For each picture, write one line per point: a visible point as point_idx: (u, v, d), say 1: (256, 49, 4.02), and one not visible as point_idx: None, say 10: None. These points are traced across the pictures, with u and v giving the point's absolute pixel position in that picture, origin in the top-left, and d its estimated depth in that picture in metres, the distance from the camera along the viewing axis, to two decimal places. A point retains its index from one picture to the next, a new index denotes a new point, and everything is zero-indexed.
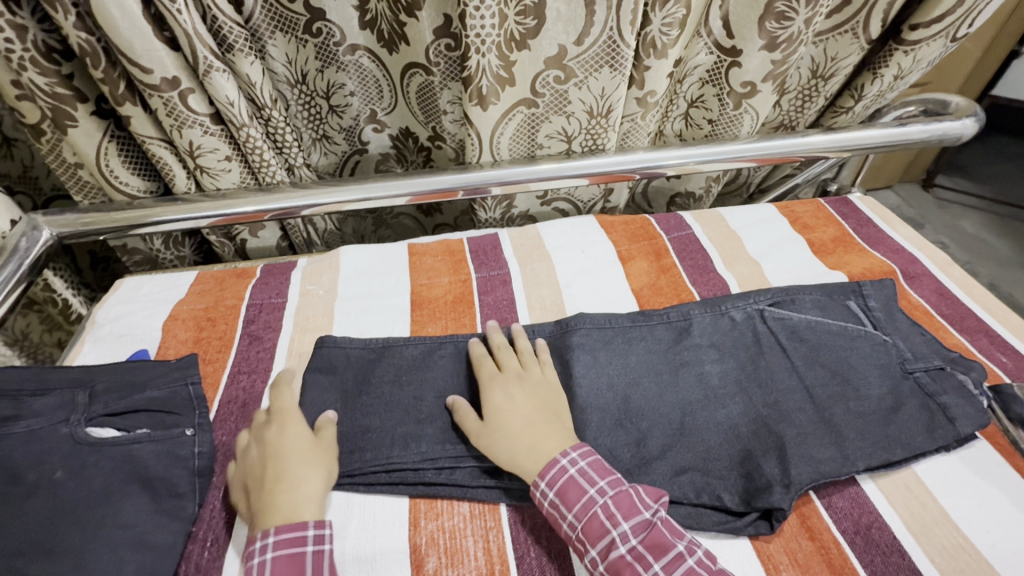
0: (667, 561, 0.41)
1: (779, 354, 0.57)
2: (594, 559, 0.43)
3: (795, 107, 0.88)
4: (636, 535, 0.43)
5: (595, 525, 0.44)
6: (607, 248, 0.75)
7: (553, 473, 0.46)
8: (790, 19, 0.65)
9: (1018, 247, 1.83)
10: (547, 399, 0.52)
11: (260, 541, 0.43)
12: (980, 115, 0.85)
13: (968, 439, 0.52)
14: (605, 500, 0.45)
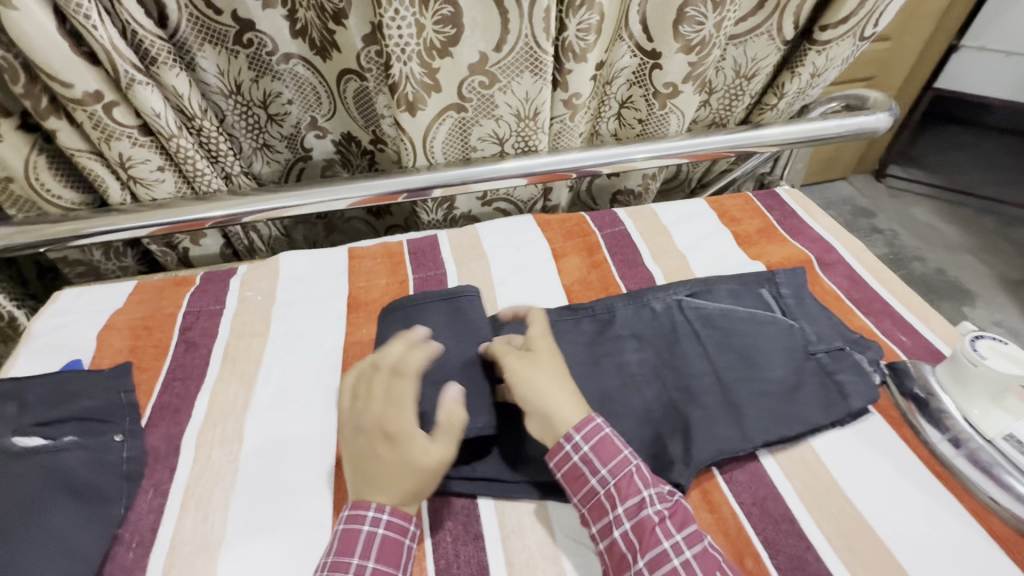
0: (690, 532, 0.44)
1: (693, 341, 0.60)
2: (620, 516, 0.45)
3: (724, 105, 0.91)
4: (663, 502, 0.46)
5: (625, 485, 0.46)
6: (541, 246, 0.78)
7: (591, 430, 0.48)
8: (701, 23, 0.69)
9: (963, 233, 1.91)
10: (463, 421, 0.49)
11: (373, 512, 0.45)
12: (895, 109, 0.90)
13: (862, 414, 0.56)
14: (636, 463, 0.47)
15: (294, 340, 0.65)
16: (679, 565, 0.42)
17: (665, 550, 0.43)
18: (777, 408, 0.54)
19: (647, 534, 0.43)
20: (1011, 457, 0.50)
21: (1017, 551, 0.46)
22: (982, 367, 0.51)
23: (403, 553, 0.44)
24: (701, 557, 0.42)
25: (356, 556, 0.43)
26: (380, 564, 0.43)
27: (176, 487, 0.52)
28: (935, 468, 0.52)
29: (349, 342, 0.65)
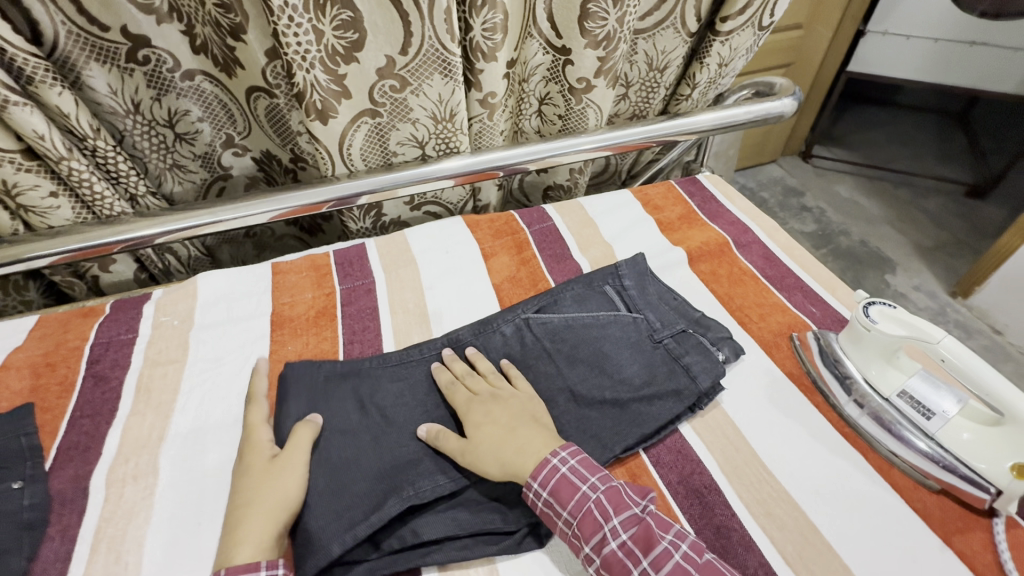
0: (655, 554, 0.44)
1: (545, 359, 0.61)
2: (589, 555, 0.45)
3: (642, 98, 0.94)
4: (627, 530, 0.45)
5: (587, 523, 0.46)
6: (470, 247, 0.79)
7: (546, 474, 0.48)
8: (604, 19, 0.70)
9: (883, 206, 2.05)
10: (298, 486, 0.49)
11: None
12: (800, 94, 0.95)
13: (713, 395, 0.58)
14: (597, 496, 0.47)
15: (215, 363, 0.63)
16: None
17: None
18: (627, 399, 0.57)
19: (616, 567, 0.44)
20: (907, 413, 0.53)
21: (914, 498, 0.50)
22: (873, 331, 0.54)
23: None
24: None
25: None
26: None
27: (86, 530, 0.49)
28: (843, 429, 0.55)
29: (273, 361, 0.63)
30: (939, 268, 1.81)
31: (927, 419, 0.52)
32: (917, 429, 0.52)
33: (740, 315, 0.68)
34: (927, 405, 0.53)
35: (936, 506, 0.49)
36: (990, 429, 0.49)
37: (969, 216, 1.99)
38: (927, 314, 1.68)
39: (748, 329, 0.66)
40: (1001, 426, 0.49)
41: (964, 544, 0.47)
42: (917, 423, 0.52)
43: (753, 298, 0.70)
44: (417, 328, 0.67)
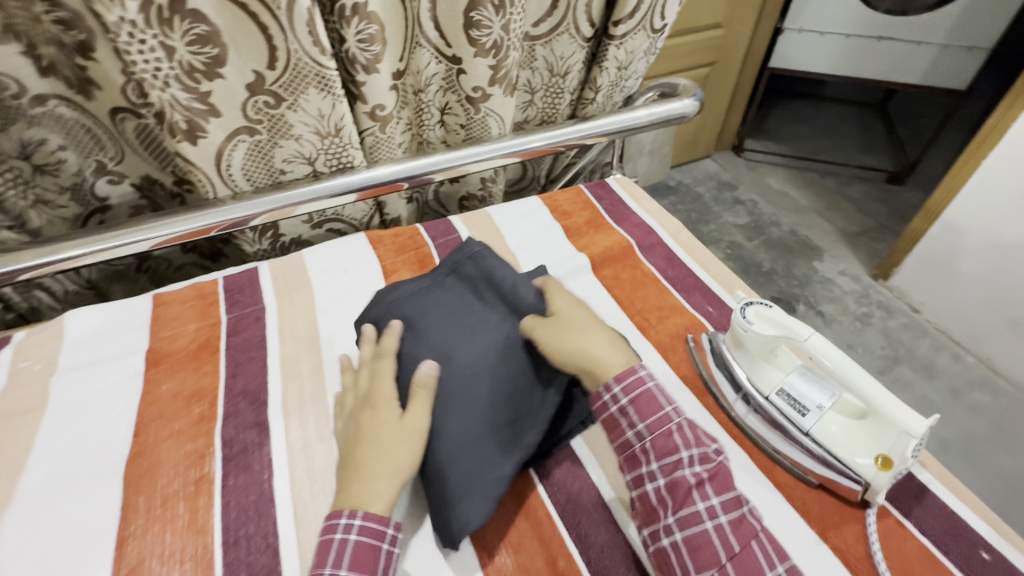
0: (727, 498, 0.46)
1: None
2: (656, 471, 0.47)
3: (548, 103, 0.93)
4: (704, 465, 0.47)
5: (664, 441, 0.47)
6: (370, 265, 0.76)
7: (632, 383, 0.49)
8: (487, 27, 0.69)
9: (810, 196, 2.13)
10: (399, 454, 0.48)
11: (346, 519, 0.45)
12: (701, 95, 0.96)
13: None
14: (680, 421, 0.48)
15: (78, 410, 0.58)
16: (710, 527, 0.44)
17: (699, 512, 0.45)
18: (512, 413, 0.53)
19: (681, 494, 0.46)
20: (785, 411, 0.53)
21: (794, 495, 0.50)
22: (750, 332, 0.55)
23: (377, 561, 0.44)
24: (734, 523, 0.45)
25: (328, 567, 0.43)
26: None
27: None
28: (733, 431, 0.56)
29: (144, 403, 0.58)
30: (862, 253, 1.89)
31: (802, 416, 0.52)
32: (795, 427, 0.52)
33: (639, 320, 0.68)
34: (802, 401, 0.53)
35: (814, 503, 0.50)
36: (855, 423, 0.50)
37: (887, 202, 2.09)
38: (852, 297, 1.73)
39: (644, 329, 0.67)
40: (867, 419, 0.50)
41: (838, 540, 0.48)
42: (794, 420, 0.53)
43: (654, 300, 0.71)
44: (307, 356, 0.64)
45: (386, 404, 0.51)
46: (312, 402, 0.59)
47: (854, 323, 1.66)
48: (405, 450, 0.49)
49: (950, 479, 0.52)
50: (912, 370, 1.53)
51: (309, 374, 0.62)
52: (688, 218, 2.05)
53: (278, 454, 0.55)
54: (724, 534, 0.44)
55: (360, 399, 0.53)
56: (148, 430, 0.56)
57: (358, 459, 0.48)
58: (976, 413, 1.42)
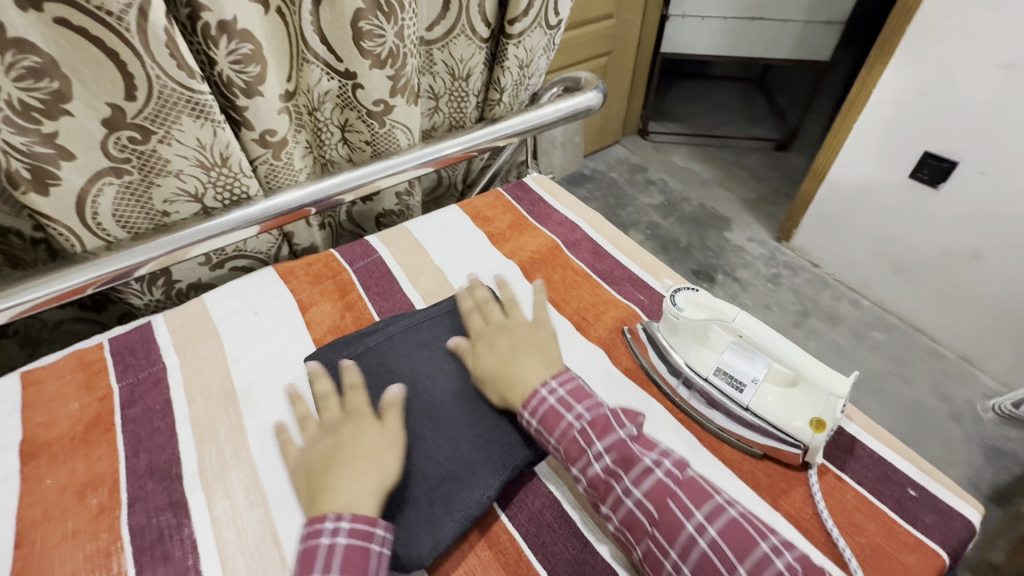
0: (637, 473, 0.45)
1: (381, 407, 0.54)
2: (577, 475, 0.47)
3: (455, 108, 0.90)
4: (607, 454, 0.47)
5: (573, 446, 0.48)
6: (284, 301, 0.69)
7: (566, 380, 0.53)
8: (381, 35, 0.65)
9: (714, 169, 2.27)
10: (377, 459, 0.48)
11: (332, 523, 0.44)
12: (603, 87, 0.97)
13: None
14: (581, 424, 0.48)
15: None
16: (633, 505, 0.44)
17: (619, 496, 0.45)
18: (469, 452, 0.52)
19: (601, 487, 0.46)
20: (725, 390, 0.55)
21: (743, 470, 0.52)
22: (681, 318, 0.56)
23: (369, 558, 0.43)
24: (651, 493, 0.44)
25: (320, 567, 0.42)
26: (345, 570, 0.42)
27: None
28: (679, 416, 0.56)
29: (24, 506, 0.49)
30: (765, 218, 2.04)
31: (741, 392, 0.54)
32: (736, 403, 0.54)
33: (577, 320, 0.68)
34: (738, 377, 0.55)
35: (763, 473, 0.52)
36: (788, 391, 0.53)
37: (780, 168, 2.28)
38: (761, 261, 1.87)
39: (584, 327, 0.67)
40: (797, 386, 0.52)
41: (789, 505, 0.49)
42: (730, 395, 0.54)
43: (588, 298, 0.71)
44: (223, 416, 0.57)
45: (363, 416, 0.52)
46: (236, 467, 0.53)
47: (766, 285, 1.79)
48: (372, 451, 0.49)
49: (875, 426, 0.56)
50: (819, 321, 1.67)
51: (228, 436, 0.55)
52: (607, 204, 2.11)
53: (202, 535, 0.48)
54: (646, 509, 0.44)
55: (333, 420, 0.53)
56: (31, 538, 0.47)
57: (338, 466, 0.48)
58: (876, 350, 1.58)
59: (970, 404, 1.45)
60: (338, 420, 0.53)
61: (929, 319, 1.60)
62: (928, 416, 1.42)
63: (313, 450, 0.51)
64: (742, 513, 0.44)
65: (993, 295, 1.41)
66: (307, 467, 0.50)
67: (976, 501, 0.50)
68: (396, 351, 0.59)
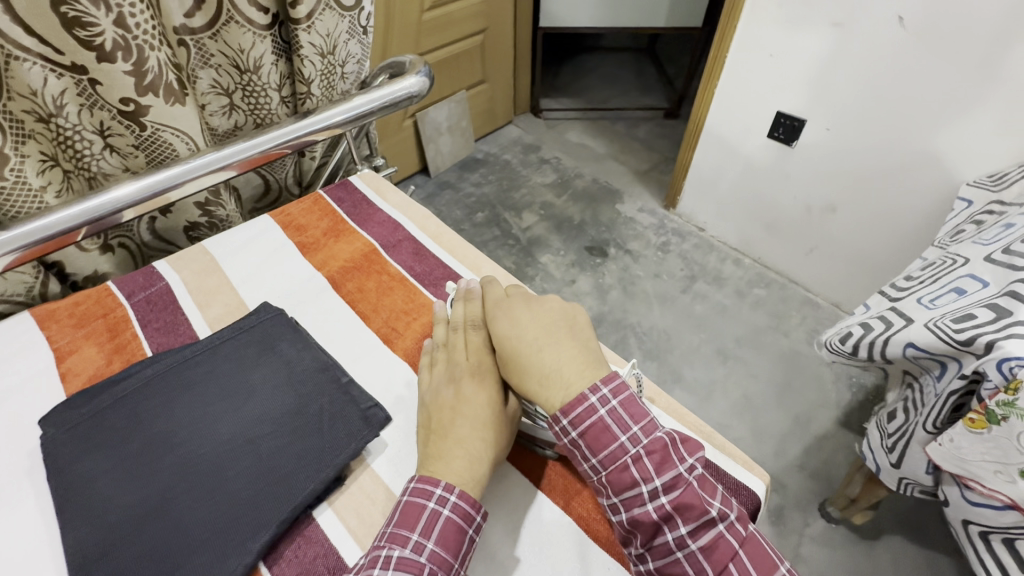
0: (697, 525, 0.41)
1: (123, 466, 0.47)
2: (618, 506, 0.43)
3: (256, 105, 0.81)
4: (667, 493, 0.41)
5: (621, 475, 0.42)
6: (35, 353, 0.59)
7: (618, 386, 0.45)
8: (95, 24, 0.56)
9: (607, 143, 2.28)
10: (489, 432, 0.48)
11: (443, 490, 0.44)
12: (428, 70, 0.91)
13: (372, 447, 0.53)
14: (637, 451, 0.43)
15: None
16: (681, 556, 0.41)
17: (667, 543, 0.41)
18: (227, 507, 0.45)
19: (646, 528, 0.42)
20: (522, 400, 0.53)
21: (538, 478, 0.52)
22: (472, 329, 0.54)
23: (461, 541, 0.43)
24: (708, 548, 0.41)
25: (416, 533, 0.42)
26: (438, 547, 0.42)
27: None
28: None
29: None
30: (654, 187, 2.08)
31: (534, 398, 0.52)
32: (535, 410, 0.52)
33: (385, 332, 0.62)
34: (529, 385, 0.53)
35: (559, 476, 0.53)
36: None
37: (668, 136, 2.32)
38: (651, 230, 1.90)
39: (392, 341, 0.62)
40: None
41: (580, 508, 0.50)
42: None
43: (400, 305, 0.65)
44: None
45: (484, 380, 0.50)
46: None
47: (656, 254, 1.82)
48: (483, 413, 0.49)
49: (676, 407, 0.56)
50: (706, 283, 1.73)
51: None
52: (501, 187, 2.06)
53: None
54: (697, 564, 0.40)
55: (456, 367, 0.52)
56: None
57: (456, 431, 0.47)
58: (756, 305, 1.66)
59: None
60: (453, 382, 0.51)
61: (801, 271, 1.69)
62: (803, 363, 1.51)
63: (432, 396, 0.51)
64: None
65: (851, 242, 1.50)
66: (425, 419, 0.50)
67: (762, 471, 0.52)
68: (150, 396, 0.51)
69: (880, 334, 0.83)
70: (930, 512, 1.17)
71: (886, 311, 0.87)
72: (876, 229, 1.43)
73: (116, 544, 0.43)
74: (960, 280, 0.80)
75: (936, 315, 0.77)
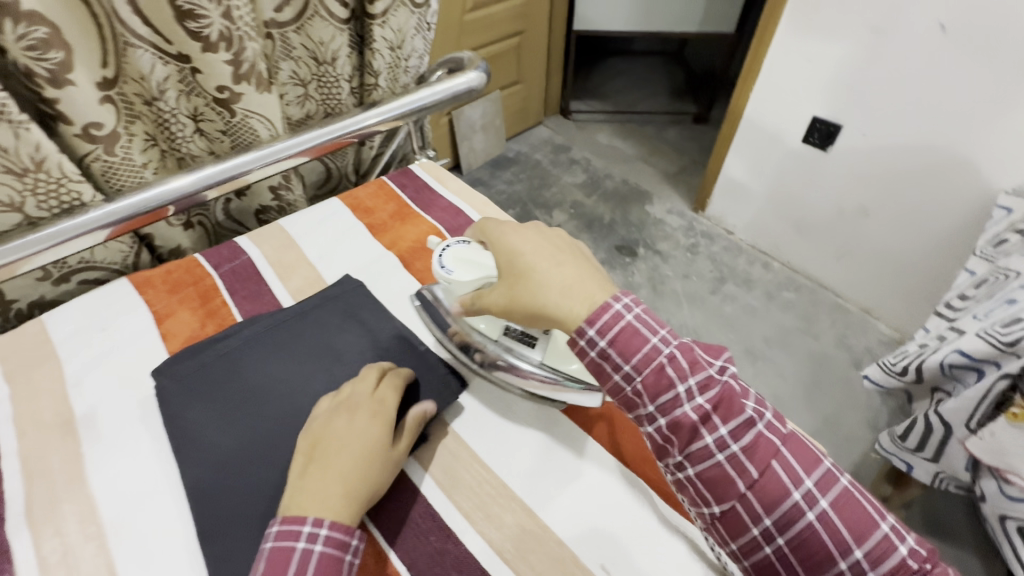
0: (736, 424, 0.42)
1: (230, 416, 0.51)
2: (654, 414, 0.44)
3: (327, 95, 0.86)
4: (704, 393, 0.43)
5: (656, 378, 0.44)
6: (136, 315, 0.64)
7: (637, 299, 0.47)
8: (205, 16, 0.60)
9: (636, 145, 2.31)
10: (365, 464, 0.46)
11: (311, 527, 0.41)
12: (485, 67, 0.94)
13: (451, 410, 0.56)
14: (670, 353, 0.44)
15: None
16: (722, 458, 0.42)
17: (707, 446, 0.42)
18: None
19: (685, 430, 0.43)
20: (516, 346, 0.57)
21: (600, 438, 0.54)
22: (453, 281, 0.55)
23: (341, 569, 0.41)
24: (751, 447, 0.42)
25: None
26: None
27: None
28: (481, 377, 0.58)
29: None
30: (683, 189, 2.10)
31: (531, 347, 0.57)
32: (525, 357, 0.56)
33: None
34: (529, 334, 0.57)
35: (632, 443, 0.54)
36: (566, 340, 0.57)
37: (697, 139, 2.34)
38: (680, 232, 1.93)
39: None
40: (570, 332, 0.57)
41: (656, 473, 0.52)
42: (506, 355, 0.56)
43: None
44: (57, 445, 0.52)
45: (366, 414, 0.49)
46: (68, 499, 0.48)
47: (685, 255, 1.85)
48: (362, 445, 0.47)
49: None
50: (735, 285, 1.75)
51: (62, 467, 0.50)
52: (532, 185, 2.11)
53: None
54: (740, 464, 0.42)
55: (323, 417, 0.49)
56: None
57: (331, 463, 0.45)
58: (784, 308, 1.68)
59: (867, 350, 1.56)
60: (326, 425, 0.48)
61: (831, 275, 1.69)
62: (833, 366, 1.52)
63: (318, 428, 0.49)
64: (851, 482, 0.43)
65: (883, 246, 1.51)
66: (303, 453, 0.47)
67: None
68: (248, 354, 0.56)
69: (932, 351, 0.86)
70: (961, 514, 1.17)
71: (944, 332, 0.90)
72: (910, 234, 1.44)
73: (231, 483, 0.47)
74: (1010, 289, 0.80)
75: (987, 324, 0.78)
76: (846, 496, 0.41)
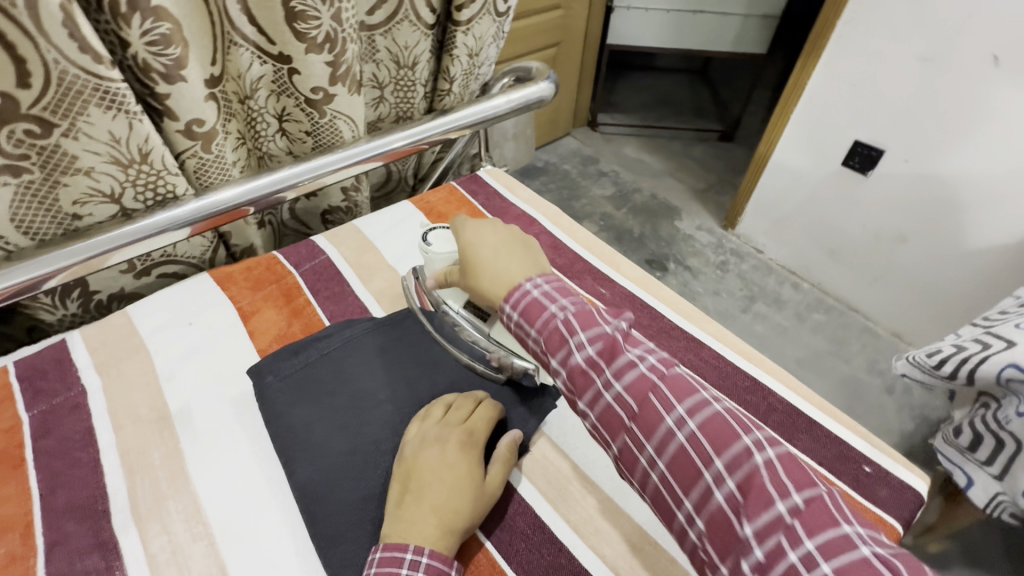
0: (620, 365, 0.40)
1: (335, 420, 0.51)
2: (583, 408, 0.41)
3: (402, 99, 0.86)
4: (591, 343, 0.41)
5: (554, 336, 0.43)
6: (222, 310, 0.63)
7: (555, 279, 0.47)
8: (314, 18, 0.60)
9: (664, 160, 2.32)
10: (463, 494, 0.44)
11: (413, 554, 0.40)
12: (554, 77, 0.92)
13: (547, 422, 0.55)
14: (564, 314, 0.43)
15: None
16: (612, 400, 0.40)
17: (598, 390, 0.40)
18: None
19: (579, 379, 0.41)
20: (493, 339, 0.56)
21: None
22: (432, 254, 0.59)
23: None
24: (631, 386, 0.39)
25: None
26: None
27: None
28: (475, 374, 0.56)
29: None
30: (711, 206, 2.10)
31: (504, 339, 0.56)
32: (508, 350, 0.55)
33: None
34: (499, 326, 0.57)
35: None
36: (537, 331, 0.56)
37: (723, 157, 2.35)
38: (710, 248, 1.93)
39: None
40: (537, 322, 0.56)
41: None
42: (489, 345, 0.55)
43: None
44: (156, 440, 0.51)
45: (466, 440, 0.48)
46: (173, 496, 0.48)
47: (715, 272, 1.85)
48: (463, 473, 0.45)
49: (829, 408, 0.60)
50: (765, 304, 1.75)
51: (163, 463, 0.50)
52: (562, 196, 2.11)
53: None
54: (625, 404, 0.39)
55: (420, 437, 0.48)
56: None
57: (430, 490, 0.44)
58: (815, 329, 1.67)
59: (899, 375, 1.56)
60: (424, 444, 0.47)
61: (862, 299, 1.69)
62: (865, 390, 1.52)
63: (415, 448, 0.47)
64: (727, 408, 0.38)
65: (917, 272, 1.51)
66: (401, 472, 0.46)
67: (923, 472, 0.55)
68: (348, 358, 0.56)
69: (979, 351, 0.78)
70: None
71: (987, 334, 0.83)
72: (948, 263, 1.43)
73: (341, 488, 0.47)
74: None
75: None
76: (721, 422, 0.37)
